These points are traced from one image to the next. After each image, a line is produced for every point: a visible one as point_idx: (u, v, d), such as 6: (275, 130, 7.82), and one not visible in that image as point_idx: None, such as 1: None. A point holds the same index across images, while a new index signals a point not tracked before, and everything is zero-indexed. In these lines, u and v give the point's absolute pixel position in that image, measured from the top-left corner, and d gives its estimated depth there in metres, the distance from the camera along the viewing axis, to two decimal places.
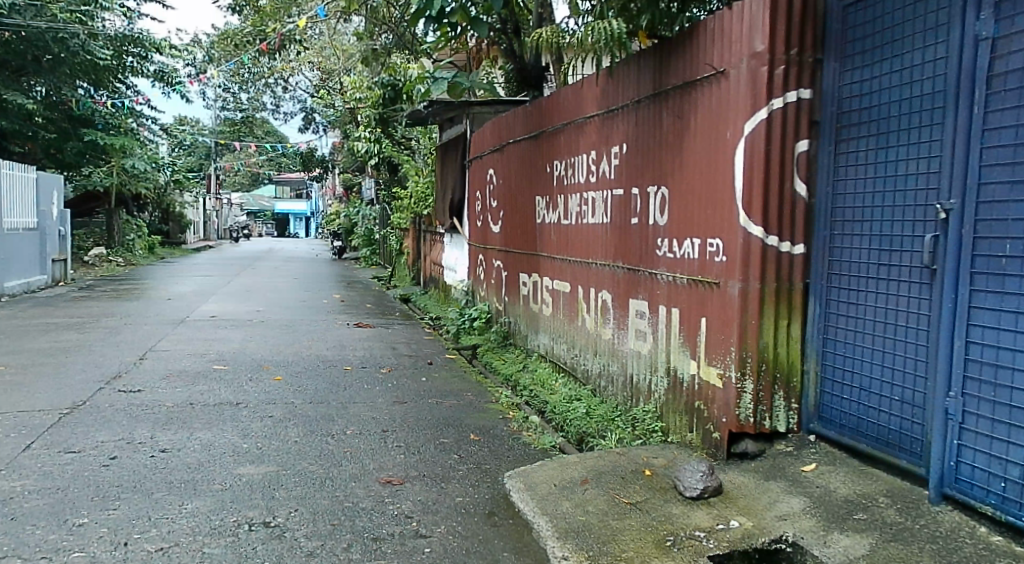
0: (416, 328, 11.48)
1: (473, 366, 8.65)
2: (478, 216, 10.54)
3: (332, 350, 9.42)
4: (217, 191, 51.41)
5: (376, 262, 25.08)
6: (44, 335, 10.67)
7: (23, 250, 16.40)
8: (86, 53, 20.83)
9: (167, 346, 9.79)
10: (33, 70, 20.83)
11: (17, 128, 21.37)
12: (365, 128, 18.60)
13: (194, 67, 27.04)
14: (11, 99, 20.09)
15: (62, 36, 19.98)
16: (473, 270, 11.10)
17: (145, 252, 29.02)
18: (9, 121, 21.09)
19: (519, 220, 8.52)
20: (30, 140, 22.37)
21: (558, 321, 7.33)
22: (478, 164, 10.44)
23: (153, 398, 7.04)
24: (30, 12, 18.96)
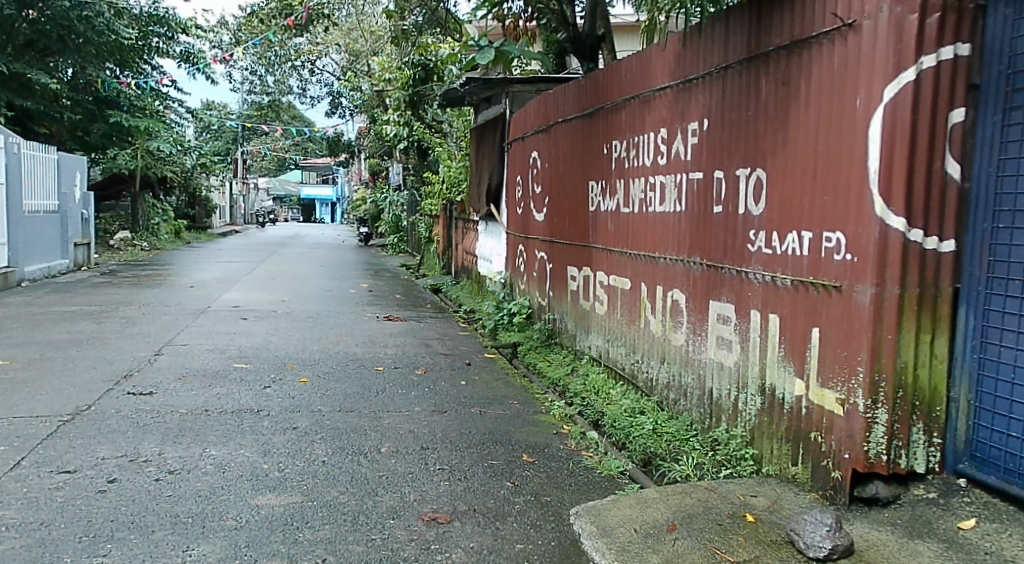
0: (450, 322, 10.74)
1: (514, 368, 7.91)
2: (518, 203, 9.77)
3: (361, 347, 8.69)
4: (243, 175, 50.97)
5: (404, 250, 24.38)
6: (57, 326, 10.01)
7: (43, 234, 15.81)
8: (111, 33, 19.81)
9: (185, 339, 9.12)
10: (57, 50, 20.13)
11: (42, 109, 20.78)
12: (394, 110, 17.90)
13: (220, 48, 26.37)
14: (33, 77, 19.37)
15: (87, 14, 19.16)
16: (511, 261, 10.35)
17: (169, 236, 28.48)
18: (32, 101, 20.38)
19: (567, 208, 7.77)
20: (55, 122, 21.79)
21: (614, 323, 6.59)
22: (520, 145, 9.65)
23: (167, 403, 6.34)
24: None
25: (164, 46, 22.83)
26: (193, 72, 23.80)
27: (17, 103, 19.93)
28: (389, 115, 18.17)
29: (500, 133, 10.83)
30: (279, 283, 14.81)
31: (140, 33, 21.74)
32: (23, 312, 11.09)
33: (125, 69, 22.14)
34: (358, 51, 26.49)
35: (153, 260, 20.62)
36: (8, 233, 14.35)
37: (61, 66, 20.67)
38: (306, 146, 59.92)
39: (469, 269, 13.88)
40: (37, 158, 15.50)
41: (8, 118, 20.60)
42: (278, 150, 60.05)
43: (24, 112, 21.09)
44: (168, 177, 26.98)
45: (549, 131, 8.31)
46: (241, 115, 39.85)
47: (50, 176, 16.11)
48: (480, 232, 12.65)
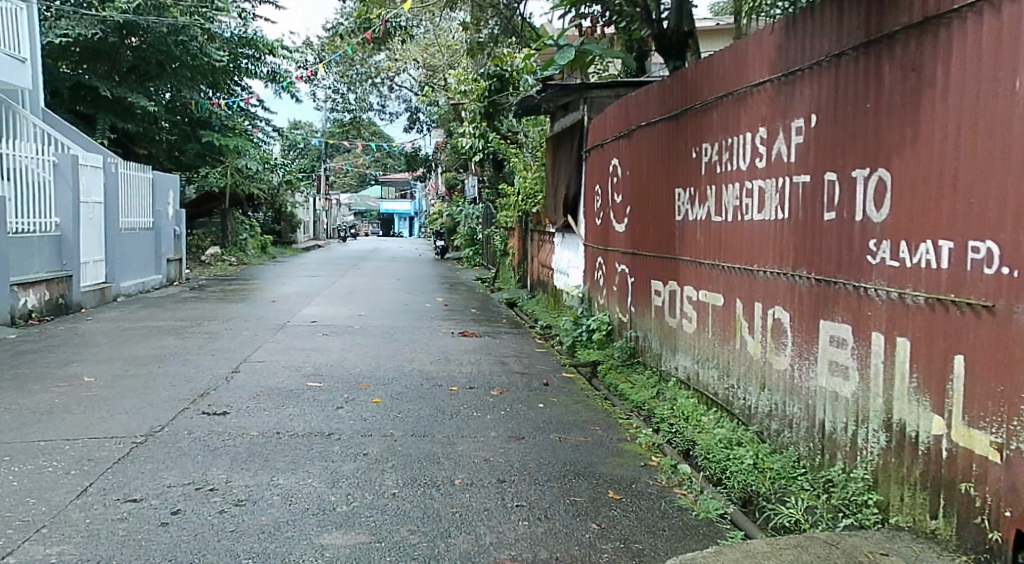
0: (526, 339, 10.26)
1: (594, 389, 7.42)
2: (597, 213, 9.26)
3: (436, 364, 8.26)
4: (326, 191, 51.54)
5: (479, 263, 24.09)
6: (137, 338, 9.85)
7: (139, 250, 15.93)
8: (204, 56, 20.60)
9: (262, 353, 8.83)
10: (156, 74, 21.02)
11: (142, 132, 21.57)
12: (470, 122, 17.62)
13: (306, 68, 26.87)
14: (132, 100, 20.17)
15: (183, 38, 19.98)
16: (589, 274, 9.85)
17: (255, 251, 28.73)
18: (134, 124, 21.21)
19: (650, 218, 7.25)
20: (152, 143, 22.63)
21: (704, 343, 6.05)
22: (599, 153, 9.13)
23: (238, 418, 5.98)
24: (151, 13, 18.99)
25: (252, 67, 23.10)
26: (280, 91, 24.31)
27: (120, 125, 20.83)
28: (465, 127, 17.88)
29: (578, 141, 10.33)
30: (356, 297, 14.57)
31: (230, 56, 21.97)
32: (104, 325, 11.02)
33: (218, 90, 22.98)
34: (435, 65, 26.43)
35: (239, 275, 20.68)
36: (108, 251, 14.33)
37: (159, 89, 21.56)
38: (386, 161, 60.45)
39: (546, 283, 13.40)
40: (133, 176, 15.58)
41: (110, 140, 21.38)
42: (358, 165, 60.73)
43: (125, 134, 21.90)
44: (256, 194, 27.24)
45: (629, 136, 7.81)
46: (323, 131, 40.32)
47: (145, 195, 16.26)
48: (557, 244, 12.17)
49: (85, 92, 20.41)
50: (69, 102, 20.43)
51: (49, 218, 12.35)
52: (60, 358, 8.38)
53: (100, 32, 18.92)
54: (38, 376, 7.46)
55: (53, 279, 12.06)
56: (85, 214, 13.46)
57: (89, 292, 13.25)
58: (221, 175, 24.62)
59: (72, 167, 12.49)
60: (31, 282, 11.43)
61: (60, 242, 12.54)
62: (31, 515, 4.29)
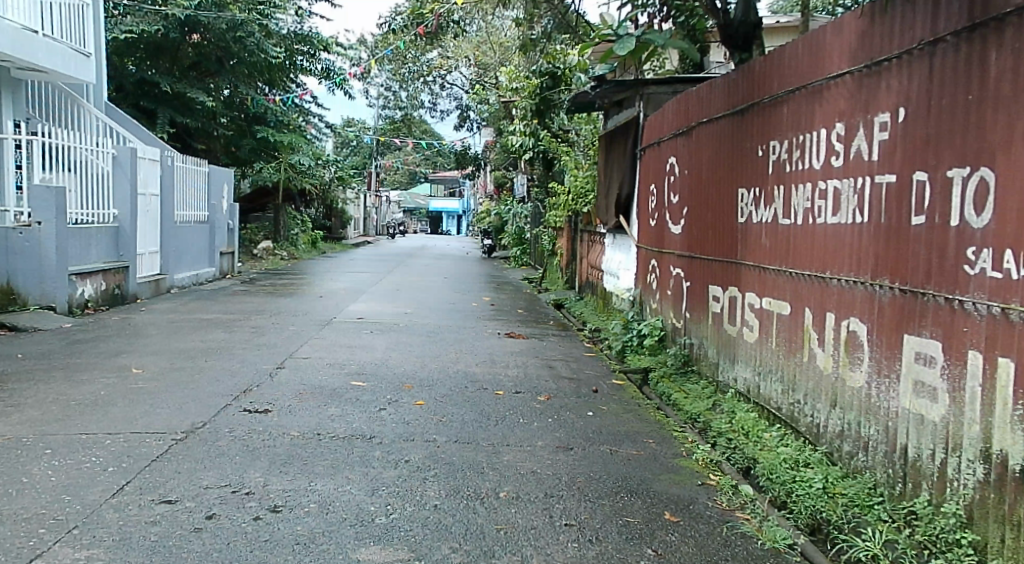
0: (574, 342, 9.91)
1: (646, 397, 7.09)
2: (652, 214, 8.89)
3: (482, 367, 7.93)
4: (376, 188, 51.49)
5: (527, 263, 23.79)
6: (182, 328, 9.66)
7: (192, 242, 15.82)
8: (261, 52, 20.83)
9: (306, 350, 8.51)
10: (215, 70, 21.37)
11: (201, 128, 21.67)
12: (521, 120, 17.31)
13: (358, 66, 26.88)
14: (192, 96, 20.40)
15: (240, 36, 20.29)
16: (641, 277, 9.49)
17: (306, 245, 28.70)
18: (194, 120, 21.39)
19: (708, 220, 6.89)
20: (211, 139, 22.69)
21: (766, 354, 5.69)
22: (655, 151, 8.75)
23: (279, 412, 5.69)
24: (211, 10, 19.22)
25: (307, 65, 23.10)
26: (334, 89, 24.35)
27: (180, 120, 21.01)
28: (516, 125, 17.57)
29: (632, 139, 9.95)
30: (403, 295, 14.30)
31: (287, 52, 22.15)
32: (150, 315, 10.87)
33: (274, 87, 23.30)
34: (487, 63, 26.18)
35: (289, 269, 20.60)
36: (161, 242, 14.22)
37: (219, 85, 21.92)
38: (436, 159, 60.39)
39: (595, 285, 13.03)
40: (189, 169, 15.53)
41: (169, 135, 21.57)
42: (409, 163, 60.78)
43: (185, 130, 22.09)
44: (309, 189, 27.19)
45: (688, 133, 7.45)
46: (374, 128, 40.30)
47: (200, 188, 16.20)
48: (608, 246, 11.81)
49: (146, 87, 20.62)
50: (132, 97, 20.65)
51: (108, 209, 12.25)
52: (104, 345, 8.18)
53: (162, 28, 19.13)
54: (80, 362, 7.25)
55: (110, 269, 11.93)
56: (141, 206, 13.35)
57: (144, 282, 13.17)
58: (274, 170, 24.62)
59: (130, 159, 12.35)
60: (87, 272, 11.30)
61: (117, 233, 12.44)
62: (63, 514, 3.82)
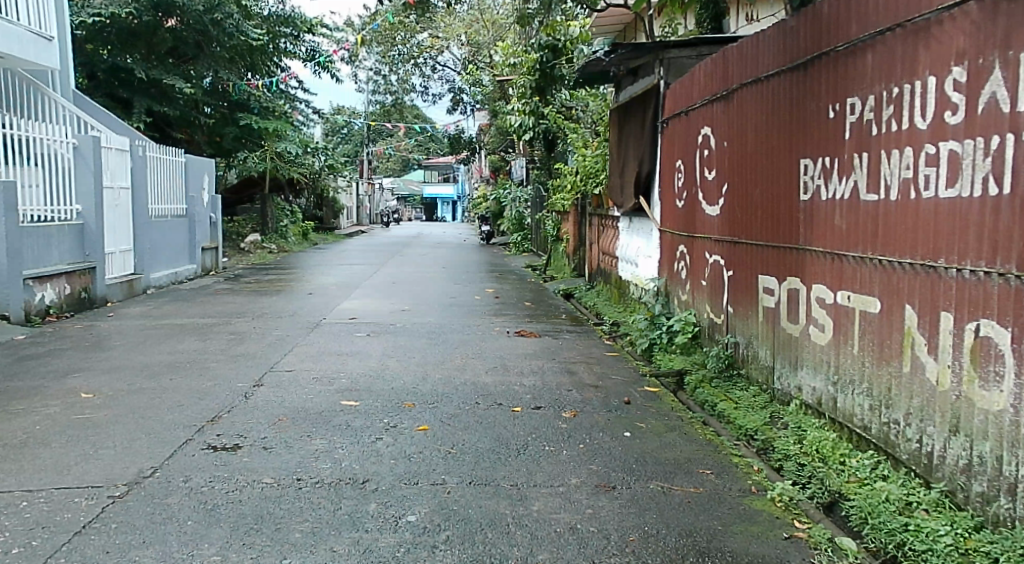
0: (592, 341, 8.89)
1: (687, 407, 6.08)
2: (680, 194, 7.88)
3: (492, 375, 6.90)
4: (369, 176, 50.30)
5: (528, 250, 22.75)
6: (151, 337, 8.61)
7: (170, 238, 14.77)
8: (241, 35, 19.69)
9: (290, 358, 7.44)
10: (192, 55, 20.20)
11: (180, 115, 20.54)
12: (519, 98, 16.21)
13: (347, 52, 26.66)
14: (169, 82, 19.26)
15: (218, 18, 19.14)
16: (668, 265, 8.50)
17: (297, 237, 27.63)
18: (172, 108, 20.27)
19: (755, 198, 5.90)
20: (191, 128, 21.56)
21: (842, 359, 4.68)
22: (683, 122, 7.74)
23: (250, 448, 4.65)
24: None
25: (291, 48, 22.40)
26: (320, 73, 23.38)
27: (156, 109, 19.87)
28: (514, 103, 16.44)
29: (652, 111, 8.91)
30: (400, 290, 13.26)
31: (268, 34, 21.17)
32: (120, 321, 9.82)
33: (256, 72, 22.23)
34: (480, 42, 25.12)
35: (279, 263, 19.53)
36: (135, 240, 13.18)
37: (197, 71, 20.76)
38: (429, 145, 59.38)
39: (609, 274, 12.02)
40: (165, 160, 14.50)
41: (146, 125, 20.45)
42: (401, 149, 59.77)
43: (163, 119, 20.96)
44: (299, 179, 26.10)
45: (723, 100, 6.49)
46: (364, 114, 39.21)
47: (177, 180, 15.11)
48: (623, 230, 10.79)
49: (121, 75, 19.48)
50: (106, 86, 19.62)
51: (70, 205, 11.22)
52: (56, 362, 7.12)
53: (133, 11, 18.00)
54: (23, 385, 6.21)
55: (74, 271, 10.91)
56: (109, 200, 12.26)
57: (116, 284, 12.17)
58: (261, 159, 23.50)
59: (94, 149, 11.36)
60: (47, 275, 10.29)
61: (82, 232, 11.42)
62: None
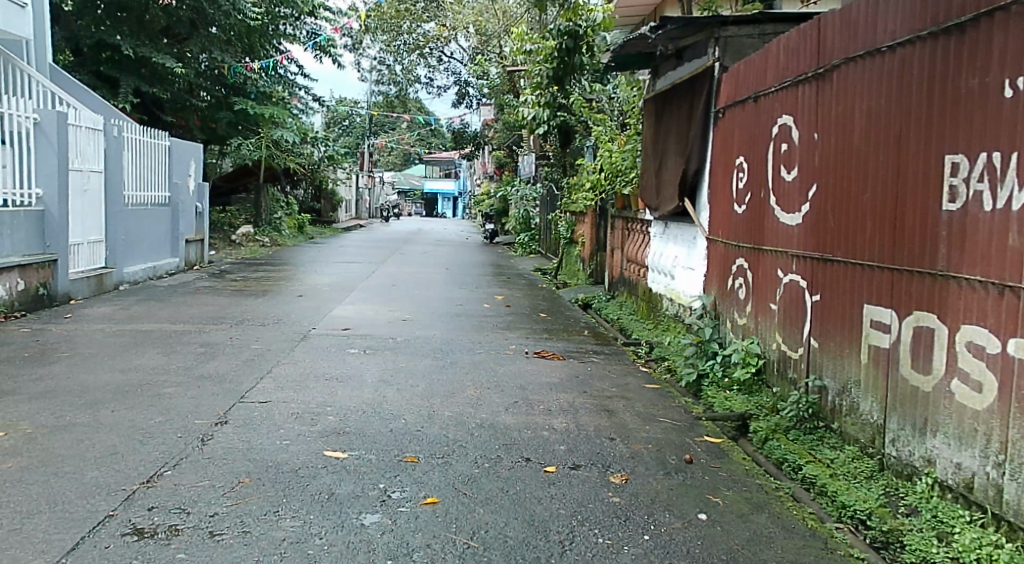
0: (624, 367, 7.60)
1: (766, 470, 4.80)
2: (740, 198, 6.61)
3: (514, 414, 5.62)
4: (369, 169, 48.82)
5: (536, 250, 21.50)
6: (106, 348, 7.29)
7: (150, 229, 13.48)
8: (238, 13, 18.38)
9: (266, 383, 6.14)
10: (185, 32, 18.86)
11: (171, 98, 19.21)
12: (532, 89, 14.92)
13: (349, 38, 25.35)
14: (159, 61, 17.88)
15: None
16: (719, 281, 7.23)
17: (292, 230, 26.31)
18: (162, 89, 18.92)
19: (859, 205, 4.65)
20: (182, 111, 20.22)
21: (1016, 436, 3.43)
22: (747, 111, 6.48)
23: (193, 533, 3.41)
24: None
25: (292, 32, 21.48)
26: (321, 59, 22.05)
27: (145, 89, 18.52)
28: (527, 95, 15.13)
29: (702, 98, 7.63)
30: (399, 294, 11.96)
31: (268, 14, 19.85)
32: (77, 325, 8.52)
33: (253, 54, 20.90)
34: (489, 32, 23.82)
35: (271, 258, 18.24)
36: (109, 231, 11.90)
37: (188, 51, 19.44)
38: (432, 138, 58.05)
39: (634, 284, 10.78)
40: (146, 142, 13.19)
41: (134, 106, 19.10)
42: (403, 142, 58.38)
43: (153, 101, 19.62)
44: (295, 170, 24.77)
45: (810, 81, 5.26)
46: (367, 104, 37.85)
47: (159, 165, 13.80)
48: (656, 238, 9.52)
49: (108, 53, 18.13)
50: (92, 63, 18.26)
51: (29, 188, 9.95)
52: None
53: None
54: None
55: (30, 264, 9.63)
56: (78, 183, 10.97)
57: (83, 280, 10.90)
58: (255, 147, 22.07)
59: (59, 126, 10.05)
60: None
61: (43, 219, 10.15)
62: None
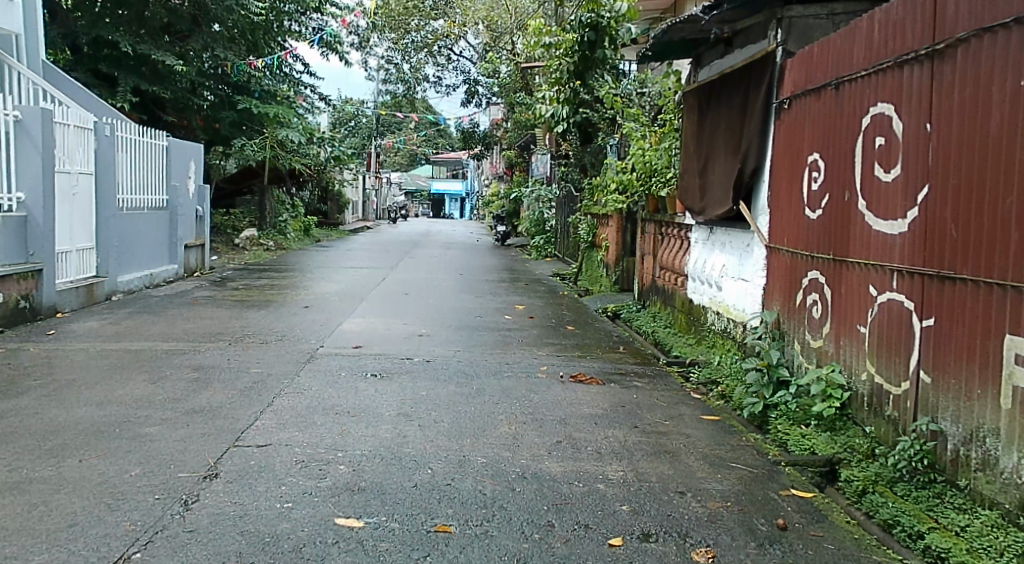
0: (674, 392, 6.71)
1: (876, 539, 3.95)
2: (816, 202, 5.74)
3: (559, 461, 4.72)
4: (376, 171, 47.93)
5: (551, 253, 20.37)
6: (87, 373, 6.40)
7: (147, 234, 12.63)
8: None
9: (266, 419, 5.25)
10: (187, 28, 17.98)
11: (173, 98, 18.34)
12: (551, 86, 14.04)
13: (356, 35, 24.43)
14: (159, 59, 17.00)
15: None
16: (783, 296, 6.33)
17: (298, 233, 25.45)
18: (163, 88, 18.04)
19: (1004, 213, 3.79)
20: (185, 111, 19.36)
21: None
22: (823, 101, 5.61)
23: None
24: None
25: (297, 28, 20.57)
26: (327, 56, 21.16)
27: (145, 88, 17.64)
28: (546, 91, 14.23)
29: (760, 88, 6.75)
30: (412, 305, 11.07)
31: (272, 9, 18.94)
32: (59, 343, 7.65)
33: None
34: (500, 28, 22.84)
35: (277, 263, 17.41)
36: (101, 238, 11.03)
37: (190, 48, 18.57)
38: (438, 137, 57.04)
39: (669, 294, 9.88)
40: (142, 143, 12.32)
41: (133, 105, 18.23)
42: (409, 142, 57.39)
43: (153, 99, 18.76)
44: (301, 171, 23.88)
45: (922, 60, 4.42)
46: (373, 103, 36.88)
47: (156, 166, 12.94)
48: (698, 246, 8.62)
49: (106, 50, 17.27)
50: (90, 60, 17.37)
51: (10, 191, 9.10)
52: None
53: None
54: None
55: (9, 275, 8.77)
56: (65, 187, 10.12)
57: (70, 291, 10.03)
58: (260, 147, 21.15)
59: (42, 123, 9.20)
60: None
61: (26, 225, 9.26)
62: None
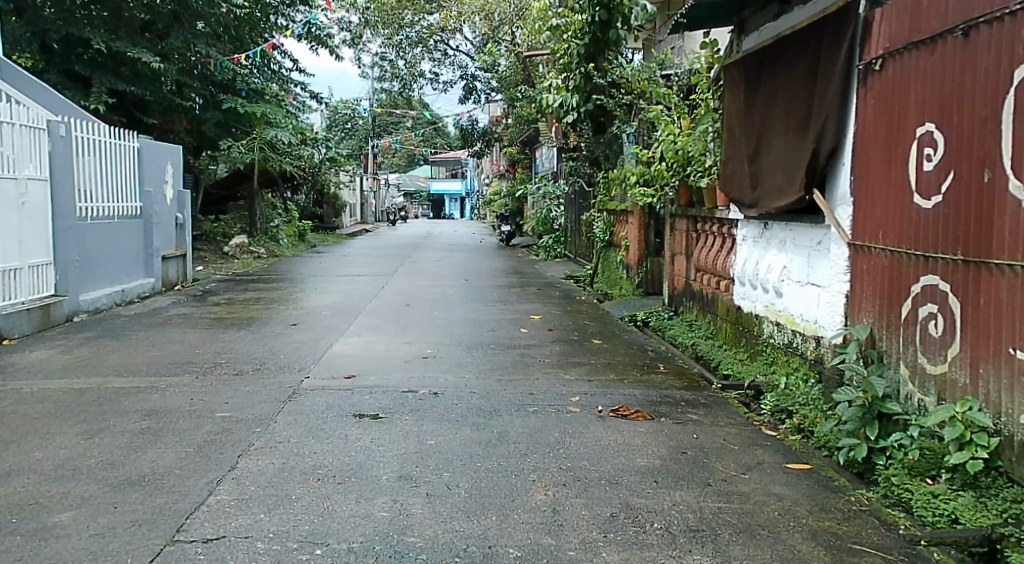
0: (739, 427, 5.43)
1: None
2: (932, 184, 4.44)
3: (619, 554, 3.47)
4: (374, 173, 46.56)
5: (562, 254, 19.07)
6: (7, 426, 5.10)
7: (116, 246, 11.33)
8: None
9: (223, 493, 3.95)
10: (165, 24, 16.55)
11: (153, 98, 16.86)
12: (558, 72, 12.72)
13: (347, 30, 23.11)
14: (135, 56, 15.51)
15: None
16: (878, 308, 5.00)
17: (293, 238, 24.15)
18: (142, 88, 16.60)
19: None
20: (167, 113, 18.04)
21: None
22: (943, 52, 4.34)
23: None
24: None
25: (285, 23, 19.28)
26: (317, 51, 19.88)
27: (121, 87, 16.16)
28: (553, 79, 12.92)
29: (837, 47, 5.46)
30: (413, 318, 9.76)
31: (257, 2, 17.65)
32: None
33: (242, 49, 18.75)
34: (499, 18, 21.44)
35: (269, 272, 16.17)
36: (62, 254, 9.72)
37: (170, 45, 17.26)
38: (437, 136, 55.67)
39: (707, 298, 8.60)
40: (106, 145, 10.98)
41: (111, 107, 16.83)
42: (408, 143, 56.01)
43: (133, 101, 17.36)
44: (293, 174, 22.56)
45: None
46: (368, 101, 35.40)
47: (125, 169, 11.60)
48: (748, 244, 7.32)
49: (79, 48, 15.87)
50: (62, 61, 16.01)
51: None
52: None
53: None
54: None
55: None
56: (11, 197, 8.80)
57: (20, 314, 8.74)
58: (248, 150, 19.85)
59: None
60: None
61: None
62: None
